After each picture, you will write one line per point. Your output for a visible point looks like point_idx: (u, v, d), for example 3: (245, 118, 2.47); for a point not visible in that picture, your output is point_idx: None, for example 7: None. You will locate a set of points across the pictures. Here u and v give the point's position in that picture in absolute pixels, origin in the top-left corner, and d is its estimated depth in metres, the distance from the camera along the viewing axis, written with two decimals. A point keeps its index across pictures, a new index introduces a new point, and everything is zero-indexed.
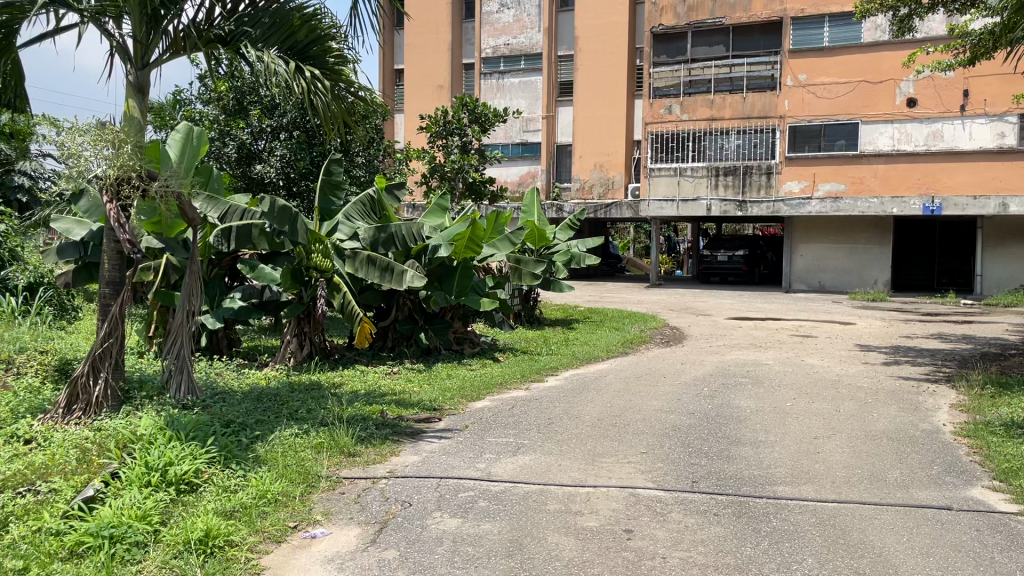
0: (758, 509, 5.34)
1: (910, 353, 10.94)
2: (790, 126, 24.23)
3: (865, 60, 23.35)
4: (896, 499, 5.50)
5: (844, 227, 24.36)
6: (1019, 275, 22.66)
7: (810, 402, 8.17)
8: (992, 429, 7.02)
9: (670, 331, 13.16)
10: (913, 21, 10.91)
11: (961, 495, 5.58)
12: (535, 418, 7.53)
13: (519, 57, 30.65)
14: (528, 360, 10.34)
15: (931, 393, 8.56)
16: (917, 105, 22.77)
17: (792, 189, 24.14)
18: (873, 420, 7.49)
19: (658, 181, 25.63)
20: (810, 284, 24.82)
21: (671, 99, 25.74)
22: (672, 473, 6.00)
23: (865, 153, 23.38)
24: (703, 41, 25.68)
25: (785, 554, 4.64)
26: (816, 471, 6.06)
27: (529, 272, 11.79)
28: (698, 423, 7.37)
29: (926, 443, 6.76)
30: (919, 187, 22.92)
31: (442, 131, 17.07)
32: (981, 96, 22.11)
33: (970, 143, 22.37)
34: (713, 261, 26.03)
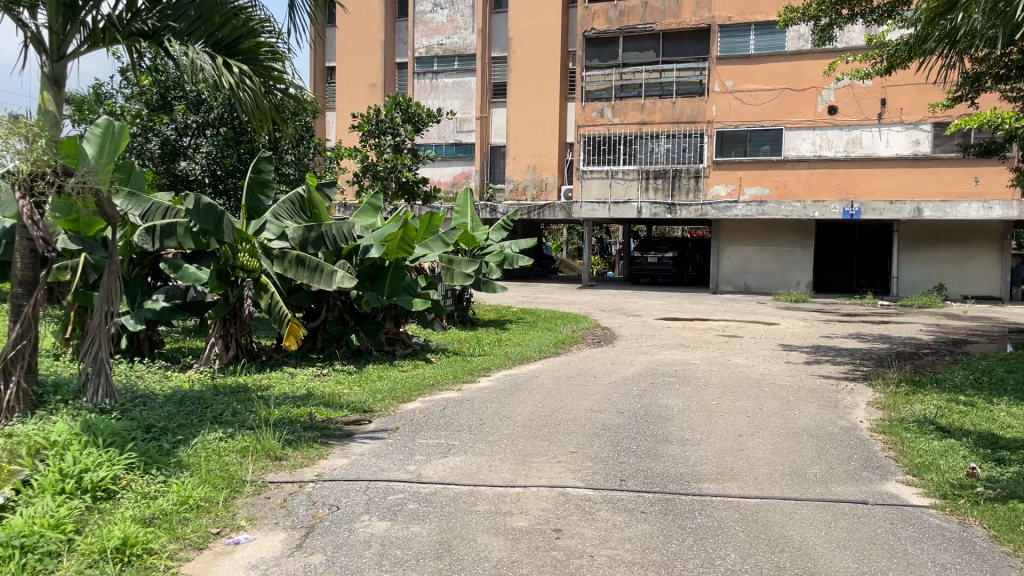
0: (684, 505, 5.45)
1: (830, 352, 11.29)
2: (717, 131, 24.80)
3: (789, 68, 23.97)
4: (815, 494, 5.68)
5: (769, 230, 25.05)
6: (932, 277, 23.65)
7: (735, 400, 8.36)
8: (907, 425, 7.31)
9: (602, 331, 13.31)
10: (834, 32, 11.26)
11: (877, 490, 5.80)
12: (466, 419, 7.52)
13: (453, 57, 30.60)
14: (460, 361, 10.33)
15: (849, 392, 8.84)
16: (837, 112, 23.56)
17: (719, 193, 24.72)
18: (794, 418, 7.71)
19: (590, 182, 25.93)
20: (736, 285, 25.43)
21: (603, 102, 26.03)
22: (601, 472, 6.06)
23: (788, 158, 24.13)
24: (634, 46, 26.11)
25: (710, 550, 4.74)
26: (740, 468, 6.22)
27: (461, 273, 11.74)
28: (627, 422, 7.46)
29: (844, 439, 6.99)
30: (839, 192, 23.77)
31: (374, 130, 16.84)
32: (898, 105, 22.95)
33: (887, 150, 23.18)
34: (643, 262, 26.43)
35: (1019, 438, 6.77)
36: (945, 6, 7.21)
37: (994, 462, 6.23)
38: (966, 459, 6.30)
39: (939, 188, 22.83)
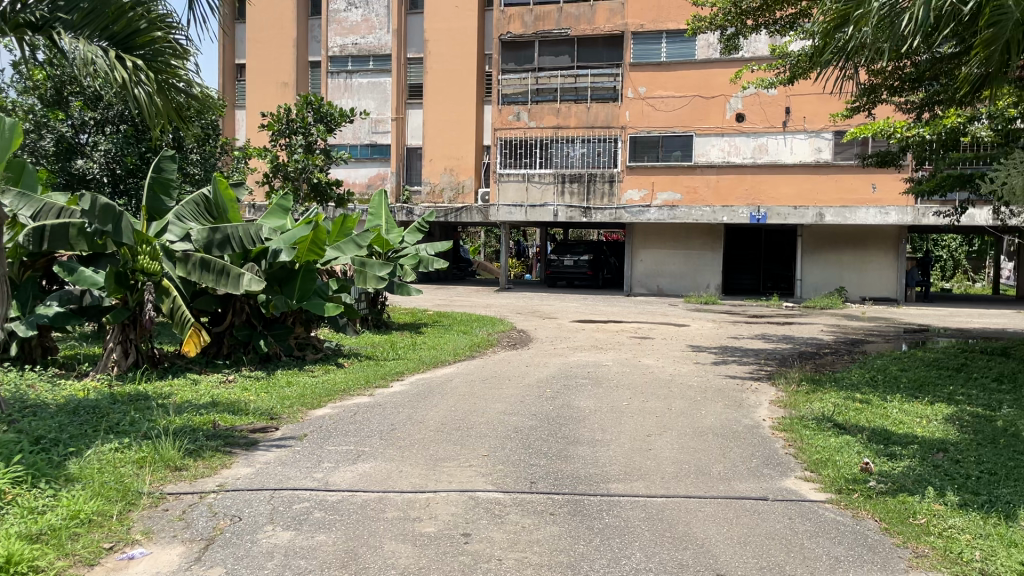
0: (592, 506, 5.51)
1: (736, 353, 11.63)
2: (631, 136, 25.24)
3: (699, 75, 24.61)
4: (719, 492, 5.83)
5: (681, 234, 25.65)
6: (833, 279, 24.66)
7: (645, 401, 8.51)
8: (806, 422, 7.59)
9: (517, 334, 13.38)
10: (739, 41, 11.58)
11: (777, 486, 5.99)
12: (376, 425, 7.41)
13: (368, 57, 30.27)
14: (372, 365, 10.21)
15: (753, 390, 9.12)
16: (745, 120, 24.29)
17: (633, 198, 25.28)
18: (701, 417, 7.90)
19: (507, 186, 26.10)
20: (649, 288, 25.95)
21: (519, 105, 26.22)
22: (512, 475, 6.07)
23: (698, 164, 24.79)
24: (550, 50, 26.33)
25: (615, 549, 4.80)
26: (647, 467, 6.32)
27: (374, 275, 11.58)
28: (538, 424, 7.49)
29: (748, 438, 7.21)
30: (747, 197, 24.53)
31: (284, 130, 16.49)
32: (801, 114, 23.84)
33: (792, 157, 24.06)
34: (560, 265, 26.70)
35: (909, 433, 7.11)
36: (840, 19, 7.45)
37: (886, 457, 6.52)
38: (860, 454, 6.57)
39: (840, 194, 23.82)
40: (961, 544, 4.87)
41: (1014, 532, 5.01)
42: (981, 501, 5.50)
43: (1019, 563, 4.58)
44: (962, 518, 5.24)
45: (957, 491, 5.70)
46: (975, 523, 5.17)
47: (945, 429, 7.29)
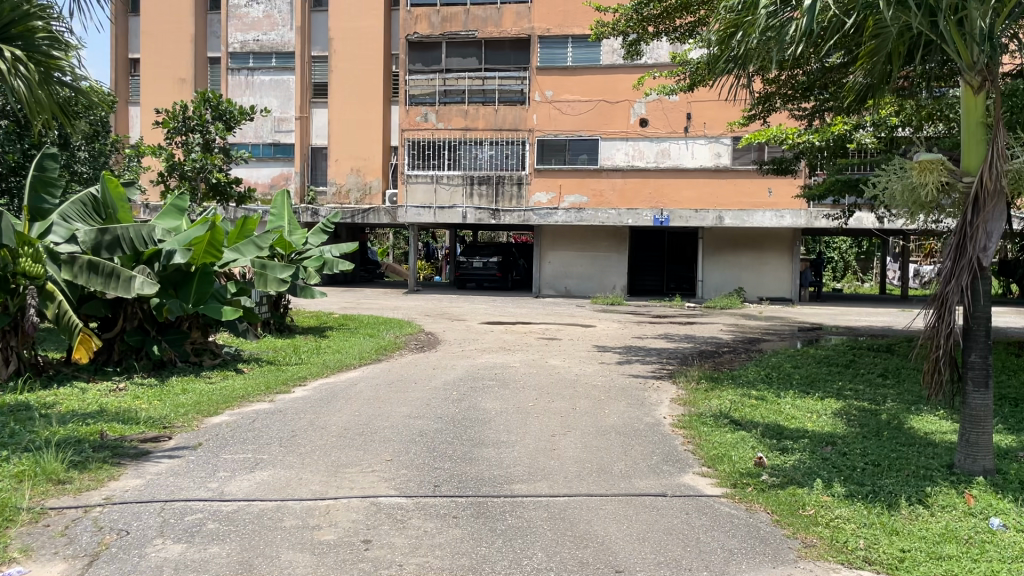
0: (495, 508, 5.51)
1: (640, 353, 11.87)
2: (538, 139, 25.50)
3: (604, 80, 25.02)
4: (619, 489, 5.92)
5: (588, 236, 26.03)
6: (733, 280, 25.50)
7: (551, 401, 8.59)
8: (704, 419, 7.80)
9: (425, 336, 13.30)
10: (641, 47, 11.82)
11: (675, 482, 6.13)
12: (276, 431, 7.22)
13: (270, 54, 29.52)
14: (273, 370, 9.95)
15: (655, 389, 9.33)
16: (648, 125, 24.86)
17: (541, 200, 25.56)
18: (604, 416, 8.03)
19: (415, 187, 25.98)
20: (557, 289, 26.28)
21: (427, 106, 26.07)
22: (415, 479, 6.01)
23: (604, 168, 25.22)
24: (457, 51, 26.30)
25: (517, 550, 4.82)
26: (550, 467, 6.38)
27: (275, 278, 11.25)
28: (444, 427, 7.45)
29: (648, 435, 7.36)
30: (650, 201, 25.13)
31: (181, 127, 15.93)
32: (702, 120, 24.54)
33: (693, 161, 24.75)
34: (468, 267, 26.71)
35: (800, 427, 7.42)
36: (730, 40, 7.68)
37: (779, 451, 6.77)
38: (754, 449, 6.80)
39: (738, 198, 24.68)
40: (846, 533, 5.10)
41: (894, 520, 5.28)
42: (865, 491, 5.77)
43: (900, 550, 4.84)
44: (847, 508, 5.48)
45: (844, 482, 5.96)
46: (859, 512, 5.42)
47: (833, 423, 7.62)
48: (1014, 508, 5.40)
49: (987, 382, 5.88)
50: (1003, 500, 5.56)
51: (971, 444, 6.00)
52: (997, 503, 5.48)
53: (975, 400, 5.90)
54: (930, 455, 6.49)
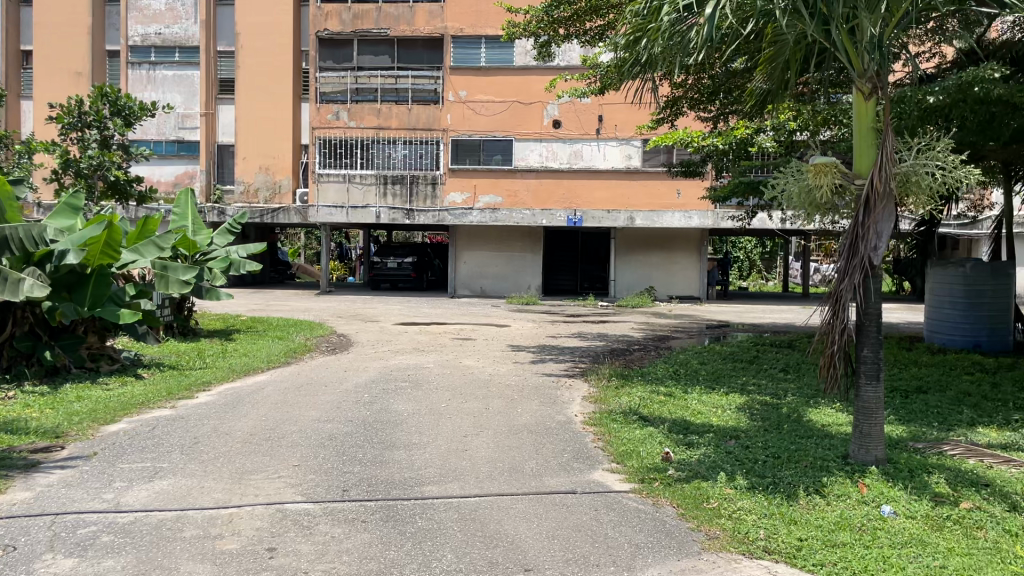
0: (405, 510, 5.46)
1: (553, 351, 11.98)
2: (452, 139, 25.44)
3: (517, 81, 25.11)
4: (530, 488, 5.96)
5: (503, 237, 26.12)
6: (645, 279, 26.01)
7: (463, 401, 8.58)
8: (615, 416, 7.93)
9: (337, 338, 13.10)
10: (552, 49, 11.94)
11: (584, 478, 6.21)
12: (178, 438, 6.98)
13: (174, 48, 28.59)
14: (175, 375, 9.61)
15: (567, 388, 9.42)
16: (561, 126, 25.09)
17: (455, 200, 25.54)
18: (517, 415, 8.07)
19: (326, 186, 25.60)
20: (472, 289, 26.27)
21: (338, 104, 25.69)
22: (323, 484, 5.89)
23: (518, 168, 25.34)
24: (368, 49, 25.98)
25: (427, 553, 4.79)
26: (462, 468, 6.37)
27: (177, 280, 10.81)
28: (354, 430, 7.34)
29: (559, 433, 7.43)
30: (564, 201, 25.40)
31: (76, 123, 15.27)
32: (613, 122, 24.95)
33: (604, 163, 25.13)
34: (382, 267, 26.42)
35: (706, 422, 7.62)
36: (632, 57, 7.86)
37: (685, 445, 6.94)
38: (661, 445, 6.95)
39: (649, 199, 25.19)
40: (748, 524, 5.26)
41: (793, 510, 5.48)
42: (766, 482, 5.97)
43: (797, 539, 5.02)
44: (748, 500, 5.66)
45: (746, 475, 6.16)
46: (759, 503, 5.60)
47: (737, 418, 7.86)
48: (904, 495, 5.68)
49: (879, 375, 6.16)
50: (893, 488, 5.84)
51: (864, 435, 6.28)
52: (887, 491, 5.75)
53: (867, 392, 6.17)
54: (827, 446, 6.77)
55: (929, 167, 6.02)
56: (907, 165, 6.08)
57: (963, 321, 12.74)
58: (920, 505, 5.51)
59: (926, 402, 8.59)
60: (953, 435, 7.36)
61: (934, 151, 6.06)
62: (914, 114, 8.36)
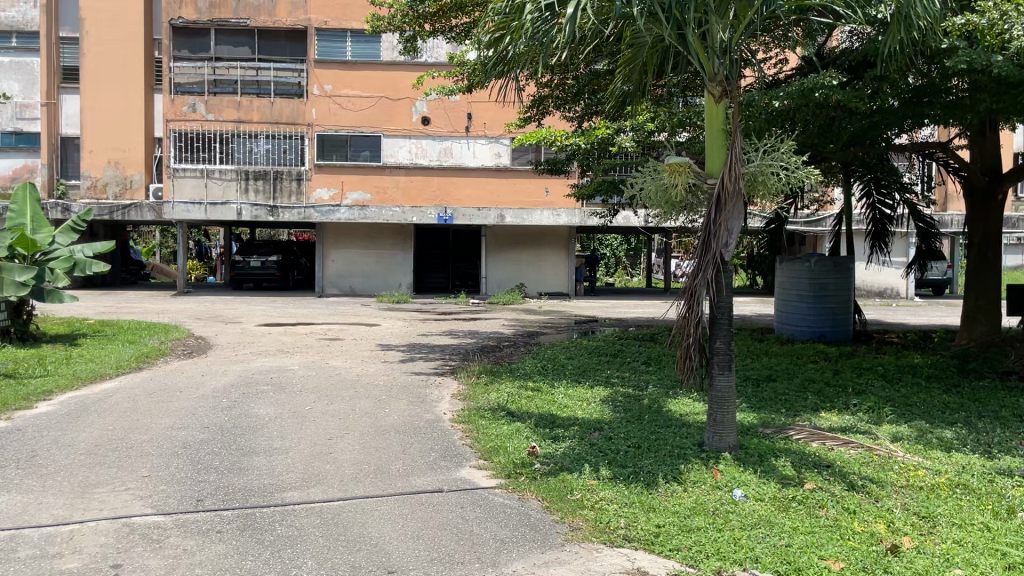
0: (263, 518, 5.27)
1: (423, 350, 11.90)
2: (318, 134, 24.84)
3: (385, 77, 24.79)
4: (397, 489, 5.89)
5: (372, 235, 25.78)
6: (514, 276, 26.31)
7: (328, 403, 8.36)
8: (482, 412, 7.98)
9: (195, 341, 12.50)
10: (417, 44, 11.87)
11: (451, 477, 6.19)
12: (12, 452, 6.46)
13: (10, 33, 26.68)
14: (11, 384, 8.90)
15: (436, 386, 9.37)
16: (429, 123, 24.99)
17: (321, 197, 24.96)
18: (384, 415, 7.97)
19: (182, 181, 24.48)
20: (341, 288, 25.78)
21: (194, 96, 24.61)
22: (176, 495, 5.61)
23: (387, 165, 25.04)
24: (227, 40, 24.98)
25: (286, 561, 4.64)
26: (326, 472, 6.20)
27: (12, 281, 10.09)
28: (211, 437, 7.02)
29: (427, 431, 7.40)
30: (434, 198, 25.27)
31: None
32: (482, 120, 25.04)
33: (474, 161, 25.21)
34: (245, 266, 25.48)
35: (571, 415, 7.78)
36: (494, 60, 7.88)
37: (551, 439, 7.05)
38: (528, 439, 7.03)
39: (517, 197, 25.50)
40: (609, 514, 5.39)
41: (652, 497, 5.67)
42: (627, 472, 6.14)
43: (655, 525, 5.20)
44: (610, 490, 5.82)
45: (609, 465, 6.32)
46: (621, 493, 5.76)
47: (601, 410, 8.07)
48: (753, 478, 6.00)
49: (731, 365, 6.47)
50: (744, 472, 6.15)
51: (718, 423, 6.59)
52: (739, 475, 6.05)
53: (720, 381, 6.48)
54: (684, 435, 7.05)
55: (774, 168, 6.35)
56: (755, 166, 6.39)
57: (808, 312, 13.60)
58: (768, 488, 5.83)
59: (775, 389, 9.10)
60: (798, 420, 7.84)
61: (779, 153, 6.40)
62: (761, 117, 8.83)
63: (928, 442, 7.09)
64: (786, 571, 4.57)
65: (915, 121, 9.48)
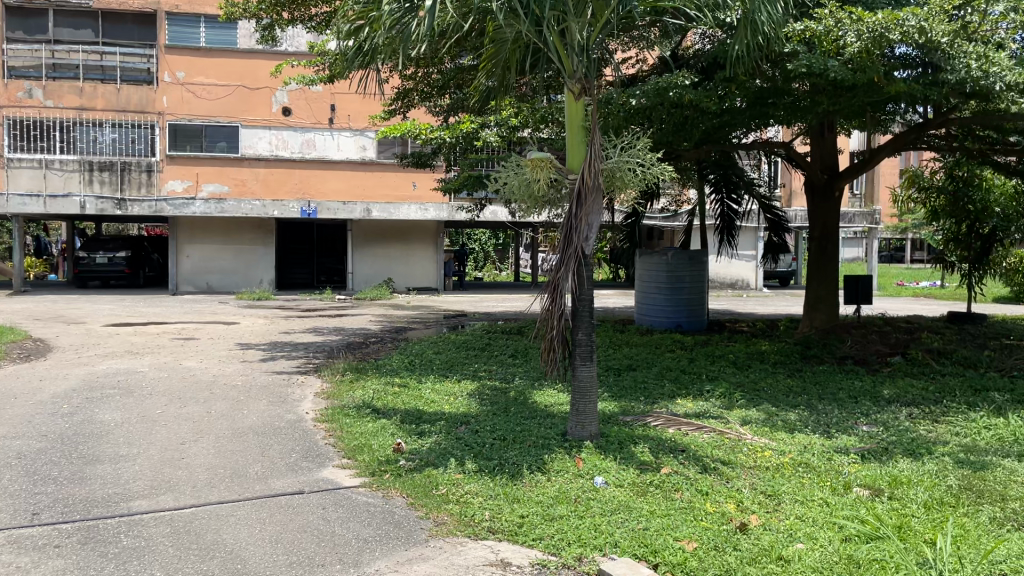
0: (107, 530, 4.95)
1: (285, 348, 11.55)
2: (170, 123, 23.64)
3: (242, 65, 23.85)
4: (255, 493, 5.67)
5: (231, 229, 24.80)
6: (382, 271, 26.00)
7: (181, 406, 7.97)
8: (347, 410, 7.82)
9: (33, 344, 11.60)
10: (274, 31, 11.46)
11: (313, 478, 6.03)
12: None
13: None
14: None
15: (298, 385, 9.10)
16: (291, 114, 24.24)
17: (175, 189, 23.83)
18: (243, 416, 7.67)
19: (18, 172, 22.77)
20: (197, 285, 24.70)
21: (30, 80, 22.81)
22: (8, 509, 5.18)
23: (245, 157, 24.14)
24: (67, 22, 23.21)
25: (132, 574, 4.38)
26: (178, 478, 5.90)
27: None
28: (49, 446, 6.53)
29: (288, 432, 7.17)
30: (297, 191, 24.58)
31: None
32: (346, 112, 24.54)
33: (338, 153, 24.70)
34: (90, 263, 23.88)
35: (438, 410, 7.74)
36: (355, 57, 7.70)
37: (417, 435, 7.00)
38: (394, 436, 6.95)
39: (384, 191, 25.17)
40: (474, 507, 5.41)
41: (516, 488, 5.73)
42: (492, 465, 6.18)
43: (519, 516, 5.25)
44: (476, 483, 5.84)
45: (475, 459, 6.33)
46: (486, 485, 5.79)
47: (467, 404, 8.09)
48: (614, 465, 6.17)
49: (592, 355, 6.64)
50: (605, 459, 6.32)
51: (580, 412, 6.72)
52: (600, 462, 6.21)
53: (581, 371, 6.63)
54: (548, 425, 7.17)
55: (632, 164, 6.53)
56: (613, 162, 6.55)
57: (665, 303, 14.16)
58: (627, 473, 6.01)
59: (634, 378, 9.44)
60: (656, 407, 8.15)
61: (636, 150, 6.58)
62: (619, 115, 9.13)
63: (774, 425, 7.53)
64: (643, 553, 4.72)
65: (761, 122, 10.04)
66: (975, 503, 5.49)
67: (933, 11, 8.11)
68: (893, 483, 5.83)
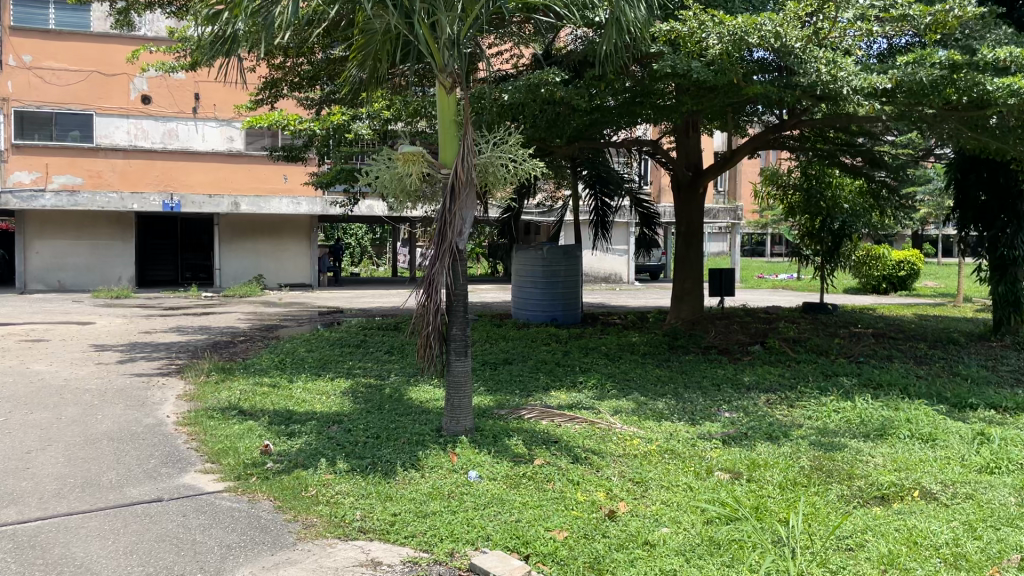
0: None
1: (145, 349, 10.96)
2: (15, 110, 22.04)
3: (96, 49, 22.42)
4: (108, 502, 5.35)
5: (87, 223, 23.35)
6: (253, 267, 25.18)
7: (27, 413, 7.42)
8: (212, 413, 7.50)
9: None
10: (130, 15, 10.86)
11: (172, 484, 5.75)
12: None
13: None
14: None
15: (159, 387, 8.67)
16: (150, 102, 23.01)
17: (22, 181, 22.29)
18: (96, 422, 7.22)
19: None
20: (48, 283, 23.22)
21: None
22: None
23: (101, 147, 22.78)
24: None
25: None
26: (22, 490, 5.50)
27: None
28: None
29: (147, 438, 6.78)
30: (160, 184, 23.43)
31: None
32: (211, 101, 23.53)
33: (203, 144, 23.69)
34: None
35: (309, 410, 7.54)
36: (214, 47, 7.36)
37: (286, 436, 6.80)
38: (262, 437, 6.73)
39: (254, 184, 24.37)
40: (344, 507, 5.31)
41: (389, 487, 5.65)
42: (364, 463, 6.07)
43: (391, 514, 5.20)
44: (346, 483, 5.73)
45: (346, 458, 6.21)
46: (357, 485, 5.68)
47: (340, 403, 7.93)
48: (488, 459, 6.19)
49: (466, 350, 6.65)
50: (479, 453, 6.33)
51: (455, 408, 6.72)
52: (475, 457, 6.22)
53: (457, 366, 6.62)
54: (423, 421, 7.14)
55: (503, 160, 6.55)
56: (484, 157, 6.55)
57: (541, 298, 14.36)
58: (501, 467, 6.05)
59: (510, 372, 9.52)
60: (530, 399, 8.26)
61: (507, 145, 6.60)
62: (493, 110, 9.17)
63: (643, 414, 7.76)
64: (515, 545, 4.75)
65: (630, 120, 10.32)
66: (824, 482, 5.85)
67: (787, 18, 8.52)
68: (752, 466, 6.14)
